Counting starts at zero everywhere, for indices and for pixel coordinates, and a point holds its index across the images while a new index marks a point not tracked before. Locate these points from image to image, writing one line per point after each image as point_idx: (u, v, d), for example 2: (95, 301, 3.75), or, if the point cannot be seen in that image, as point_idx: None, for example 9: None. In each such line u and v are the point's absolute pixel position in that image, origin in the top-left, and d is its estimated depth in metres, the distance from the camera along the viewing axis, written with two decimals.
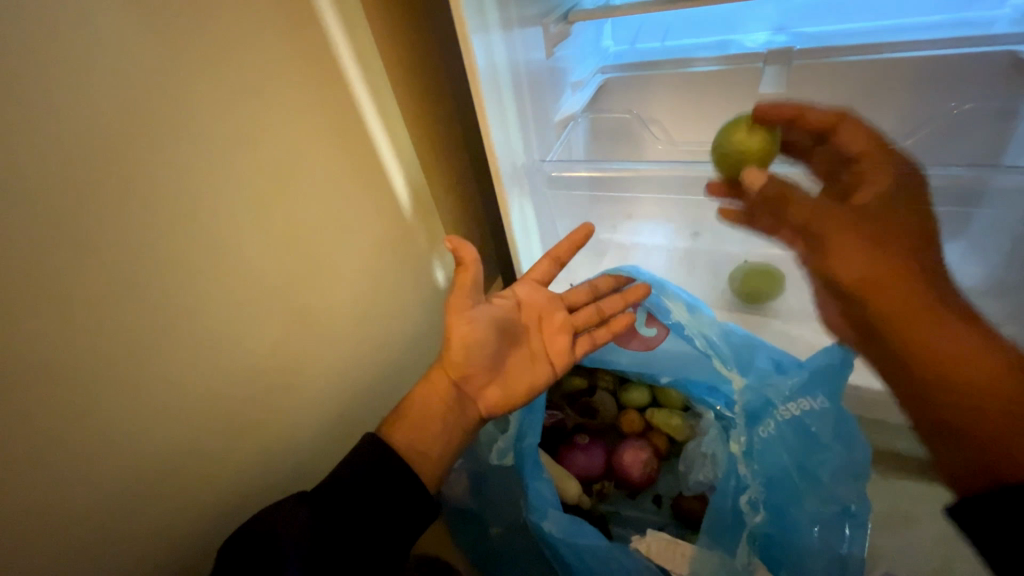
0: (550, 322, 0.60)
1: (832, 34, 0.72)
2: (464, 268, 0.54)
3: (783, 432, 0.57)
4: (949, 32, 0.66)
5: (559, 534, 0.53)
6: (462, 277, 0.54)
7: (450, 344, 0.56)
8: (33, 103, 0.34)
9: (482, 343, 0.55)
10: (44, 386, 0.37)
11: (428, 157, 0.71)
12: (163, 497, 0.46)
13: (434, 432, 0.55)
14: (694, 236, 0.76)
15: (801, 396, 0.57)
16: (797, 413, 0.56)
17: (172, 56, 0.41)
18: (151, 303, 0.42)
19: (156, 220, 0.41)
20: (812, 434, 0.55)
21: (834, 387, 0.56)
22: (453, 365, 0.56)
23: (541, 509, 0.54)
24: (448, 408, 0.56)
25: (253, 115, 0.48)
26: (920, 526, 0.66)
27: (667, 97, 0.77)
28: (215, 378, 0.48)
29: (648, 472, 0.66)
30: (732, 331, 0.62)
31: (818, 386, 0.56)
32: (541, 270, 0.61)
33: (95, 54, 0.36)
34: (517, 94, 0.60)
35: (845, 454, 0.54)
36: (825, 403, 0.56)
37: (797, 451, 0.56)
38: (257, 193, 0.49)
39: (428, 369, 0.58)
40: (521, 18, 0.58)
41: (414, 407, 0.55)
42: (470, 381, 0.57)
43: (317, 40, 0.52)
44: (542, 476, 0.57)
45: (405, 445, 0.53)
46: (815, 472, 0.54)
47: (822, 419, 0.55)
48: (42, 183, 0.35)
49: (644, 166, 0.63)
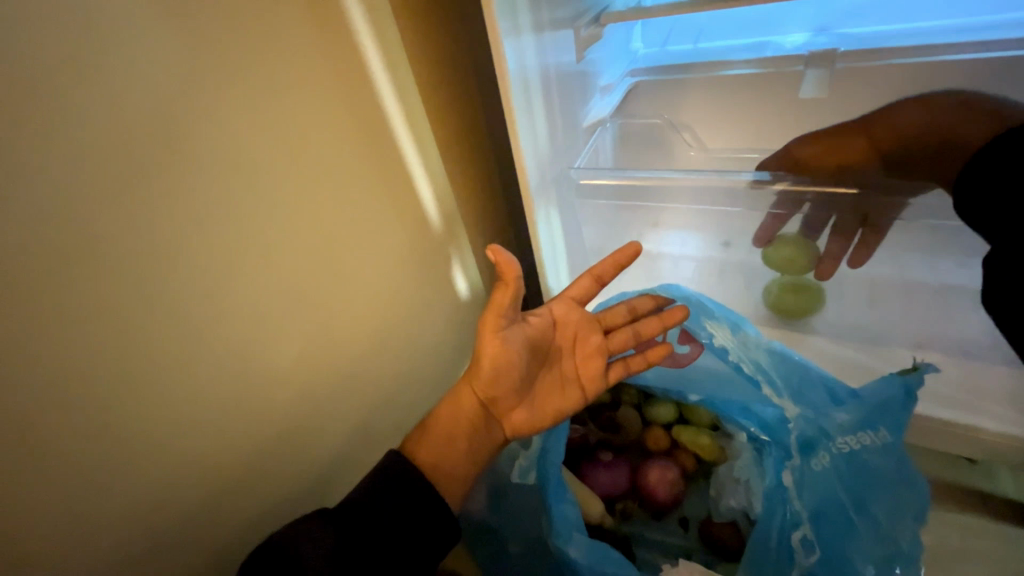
0: (584, 344, 0.58)
1: (878, 37, 0.68)
2: (505, 286, 0.50)
3: (839, 466, 0.53)
4: (1011, 36, 0.60)
5: (586, 561, 0.51)
6: (501, 297, 0.50)
7: (477, 360, 0.54)
8: (66, 112, 0.34)
9: (510, 363, 0.53)
10: (63, 382, 0.37)
11: (455, 161, 0.69)
12: (185, 500, 0.47)
13: (459, 448, 0.54)
14: (725, 246, 0.69)
15: (862, 429, 0.54)
16: (855, 447, 0.53)
17: (203, 64, 0.41)
18: (173, 309, 0.42)
19: (181, 227, 0.42)
20: (871, 470, 0.53)
21: (898, 422, 0.53)
22: (479, 382, 0.54)
23: (563, 533, 0.53)
24: (472, 426, 0.55)
25: (281, 122, 0.47)
26: (969, 564, 0.61)
27: (700, 102, 0.74)
28: (235, 385, 0.48)
29: (674, 493, 0.63)
30: (782, 353, 0.59)
31: (880, 420, 0.53)
32: (580, 288, 0.58)
33: (127, 63, 0.37)
34: (546, 101, 0.58)
35: (903, 493, 0.52)
36: (887, 437, 0.53)
37: (854, 487, 0.52)
38: (284, 200, 0.49)
39: (455, 385, 0.56)
40: (553, 21, 0.56)
41: (439, 422, 0.54)
42: (497, 403, 0.55)
43: (346, 43, 0.52)
44: (566, 497, 0.55)
45: (429, 461, 0.52)
46: (872, 511, 0.51)
47: (883, 454, 0.52)
48: (74, 189, 0.35)
49: (673, 174, 0.60)
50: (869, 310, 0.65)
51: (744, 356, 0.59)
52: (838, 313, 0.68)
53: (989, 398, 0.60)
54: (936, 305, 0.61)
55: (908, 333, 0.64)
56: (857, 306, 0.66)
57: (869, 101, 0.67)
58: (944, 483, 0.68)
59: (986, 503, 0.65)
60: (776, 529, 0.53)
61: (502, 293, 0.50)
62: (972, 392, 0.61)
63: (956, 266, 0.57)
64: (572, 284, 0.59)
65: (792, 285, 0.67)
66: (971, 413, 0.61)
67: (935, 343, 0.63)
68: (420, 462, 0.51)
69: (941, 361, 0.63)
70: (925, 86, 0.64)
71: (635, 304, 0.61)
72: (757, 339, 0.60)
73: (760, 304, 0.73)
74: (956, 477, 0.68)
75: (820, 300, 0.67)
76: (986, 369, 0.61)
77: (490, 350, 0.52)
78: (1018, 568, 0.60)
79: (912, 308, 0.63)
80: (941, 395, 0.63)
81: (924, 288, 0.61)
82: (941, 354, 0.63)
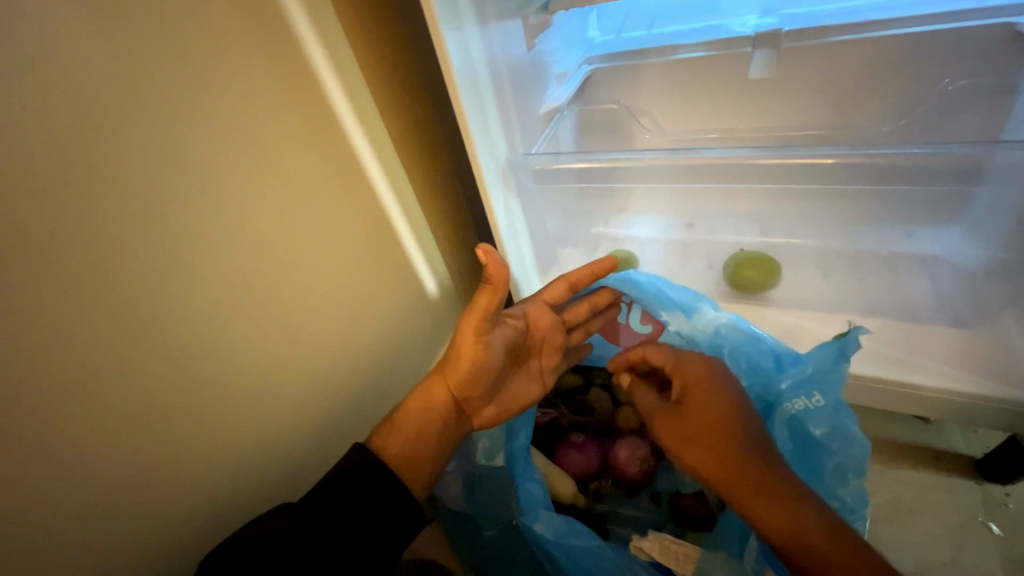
0: (551, 344, 0.61)
1: (821, 15, 0.70)
2: (492, 291, 0.47)
3: (787, 431, 0.56)
4: (943, 8, 0.64)
5: (552, 536, 0.53)
6: (484, 301, 0.49)
7: (454, 360, 0.55)
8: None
9: (489, 368, 0.54)
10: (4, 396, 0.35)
11: (412, 156, 0.69)
12: (140, 509, 0.46)
13: (429, 443, 0.54)
14: (689, 227, 0.76)
15: (797, 394, 0.55)
16: (792, 412, 0.55)
17: (131, 59, 0.39)
18: (119, 318, 0.41)
19: (121, 234, 0.40)
20: (810, 434, 0.54)
21: (830, 384, 0.53)
22: (455, 381, 0.55)
23: (531, 510, 0.55)
24: (443, 421, 0.56)
25: (222, 119, 0.46)
26: (923, 518, 0.64)
27: (654, 88, 0.76)
28: (189, 389, 0.47)
29: (644, 469, 0.64)
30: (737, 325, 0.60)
31: (814, 385, 0.54)
32: (556, 292, 0.59)
33: (47, 57, 0.35)
34: (497, 92, 0.59)
35: (840, 453, 0.52)
36: (820, 401, 0.53)
37: (798, 449, 0.55)
38: (230, 199, 0.48)
39: (427, 380, 0.56)
40: (497, 12, 0.56)
41: (411, 417, 0.54)
42: (469, 400, 0.57)
43: (289, 39, 0.51)
44: (533, 476, 0.58)
45: (399, 456, 0.52)
46: (817, 466, 0.54)
47: (817, 416, 0.53)
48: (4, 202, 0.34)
49: (633, 155, 0.61)
50: (823, 280, 0.69)
51: (694, 337, 0.63)
52: (796, 285, 0.70)
53: (935, 358, 0.61)
54: (886, 273, 0.66)
55: (861, 300, 0.66)
56: (813, 279, 0.69)
57: (818, 75, 0.69)
58: (900, 443, 0.70)
59: (939, 458, 0.68)
60: None
61: (486, 297, 0.48)
62: (922, 352, 0.61)
63: (904, 234, 0.65)
64: (547, 286, 0.60)
65: (749, 259, 0.69)
66: (922, 373, 0.60)
67: (884, 309, 0.65)
68: (387, 457, 0.51)
69: (890, 323, 0.64)
70: (866, 62, 0.66)
71: (596, 302, 0.63)
72: (715, 317, 0.62)
73: (721, 281, 0.73)
74: (911, 436, 0.71)
75: (777, 276, 0.69)
76: (934, 330, 0.62)
77: (467, 354, 0.53)
78: (969, 518, 0.63)
79: (862, 279, 0.67)
80: (902, 360, 0.62)
81: (873, 258, 0.67)
82: (891, 317, 0.64)
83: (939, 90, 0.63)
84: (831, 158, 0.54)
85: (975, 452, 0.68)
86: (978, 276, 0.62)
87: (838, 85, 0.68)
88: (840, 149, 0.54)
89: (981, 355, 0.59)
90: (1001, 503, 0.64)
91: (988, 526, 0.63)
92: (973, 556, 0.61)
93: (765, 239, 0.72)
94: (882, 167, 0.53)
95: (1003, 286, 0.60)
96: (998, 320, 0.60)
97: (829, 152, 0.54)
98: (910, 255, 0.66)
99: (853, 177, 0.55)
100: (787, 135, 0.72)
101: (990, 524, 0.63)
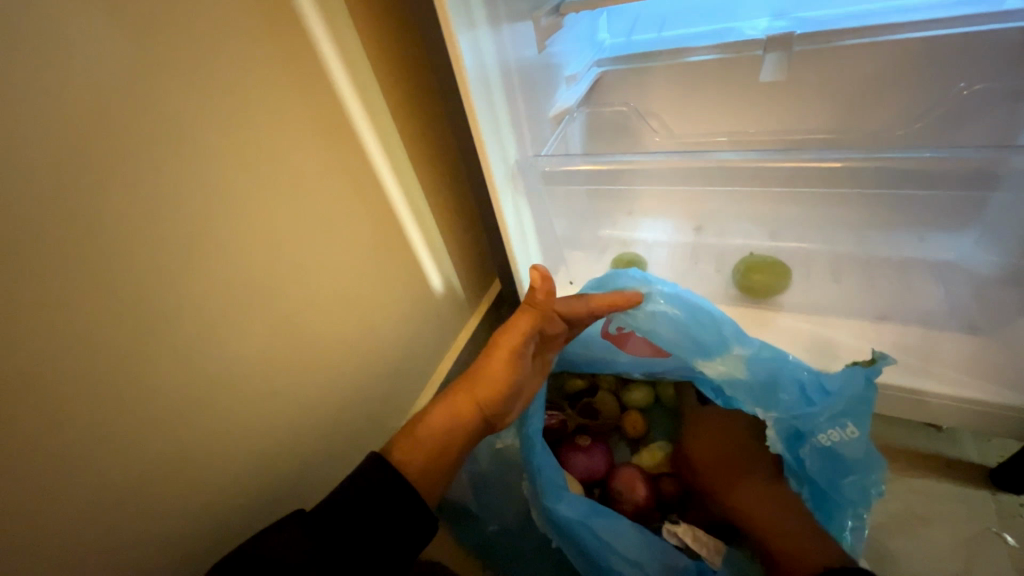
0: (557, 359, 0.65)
1: (835, 18, 0.69)
2: (532, 311, 0.55)
3: (816, 459, 0.55)
4: (962, 9, 0.62)
5: (575, 516, 0.53)
6: (525, 319, 0.56)
7: (484, 376, 0.56)
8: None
9: (516, 382, 0.57)
10: (18, 392, 0.36)
11: (422, 158, 0.69)
12: (153, 506, 0.46)
13: (453, 455, 0.54)
14: (697, 231, 0.75)
15: (832, 426, 0.54)
16: (827, 442, 0.54)
17: (145, 57, 0.40)
18: (134, 318, 0.42)
19: (137, 234, 0.41)
20: (845, 461, 0.54)
21: (862, 413, 0.53)
22: (481, 396, 0.56)
23: (552, 492, 0.55)
24: (468, 434, 0.56)
25: (236, 119, 0.46)
26: (936, 528, 0.63)
27: (664, 90, 0.76)
28: (200, 387, 0.48)
29: (650, 485, 0.63)
30: (769, 357, 0.58)
31: (849, 415, 0.54)
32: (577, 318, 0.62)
33: (67, 61, 0.36)
34: (507, 94, 0.59)
35: (863, 475, 0.54)
36: (855, 432, 0.53)
37: (826, 476, 0.55)
38: (241, 199, 0.48)
39: (452, 394, 0.56)
40: (509, 14, 0.56)
41: (435, 431, 0.54)
42: (493, 413, 0.57)
43: (302, 39, 0.51)
44: (551, 457, 0.57)
45: (421, 470, 0.51)
46: (844, 490, 0.55)
47: (852, 448, 0.54)
48: (27, 205, 0.35)
49: (642, 158, 0.60)
50: (834, 285, 0.68)
51: (720, 376, 0.59)
52: (806, 290, 0.70)
53: (948, 366, 0.60)
54: (896, 280, 0.66)
55: (870, 306, 0.66)
56: (823, 282, 0.69)
57: (829, 78, 0.68)
58: (911, 451, 0.69)
59: (951, 467, 0.67)
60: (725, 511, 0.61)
61: (528, 318, 0.55)
62: (933, 360, 0.61)
63: (916, 240, 0.63)
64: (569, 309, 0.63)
65: (760, 263, 0.68)
66: (937, 382, 0.60)
67: (896, 315, 0.64)
68: (411, 472, 0.51)
69: (905, 331, 0.63)
70: (882, 66, 0.65)
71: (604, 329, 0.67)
72: (740, 351, 0.59)
73: (729, 285, 0.73)
74: (923, 444, 0.70)
75: (788, 279, 0.69)
76: (944, 338, 0.62)
77: (501, 369, 0.56)
78: (982, 527, 0.63)
79: (873, 283, 0.67)
80: (910, 366, 0.62)
81: (884, 262, 0.66)
82: (903, 324, 0.64)
83: (954, 94, 0.63)
84: (841, 162, 0.54)
85: (990, 461, 0.67)
86: (992, 284, 0.60)
87: (850, 89, 0.68)
88: (848, 152, 0.54)
89: (995, 362, 0.59)
90: (1016, 514, 0.63)
91: (1003, 537, 0.62)
92: (985, 565, 0.60)
93: (774, 243, 0.71)
94: (894, 171, 0.52)
95: (1014, 295, 0.57)
96: (1012, 328, 0.59)
97: (833, 156, 0.54)
98: (921, 261, 0.65)
99: (868, 182, 0.54)
100: (796, 139, 0.73)
101: (1004, 535, 0.62)
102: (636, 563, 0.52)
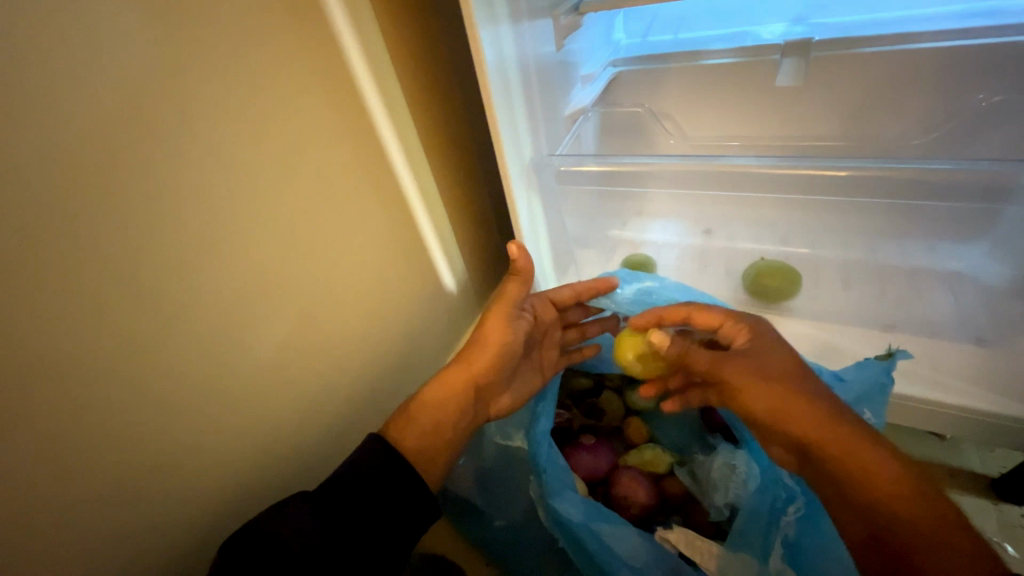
0: (550, 339, 0.66)
1: (853, 26, 0.69)
2: (517, 280, 0.58)
3: None
4: (978, 21, 0.62)
5: (581, 518, 0.54)
6: (513, 290, 0.59)
7: (477, 348, 0.58)
8: (14, 92, 0.32)
9: (507, 352, 0.59)
10: (41, 380, 0.37)
11: (438, 152, 0.69)
12: (172, 489, 0.47)
13: (445, 431, 0.55)
14: (706, 233, 0.76)
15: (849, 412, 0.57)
16: None
17: (170, 45, 0.40)
18: (156, 306, 0.42)
19: (160, 224, 0.41)
20: None
21: (878, 401, 0.56)
22: (474, 368, 0.58)
23: (557, 493, 0.55)
24: (460, 408, 0.57)
25: (256, 108, 0.47)
26: None
27: (680, 91, 0.75)
28: (218, 377, 0.49)
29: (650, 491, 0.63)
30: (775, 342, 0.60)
31: (863, 402, 0.57)
32: (560, 294, 0.65)
33: (98, 49, 0.36)
34: (526, 90, 0.59)
35: None
36: (871, 417, 0.57)
37: None
38: (260, 189, 0.49)
39: (442, 372, 0.57)
40: (530, 10, 0.56)
41: (428, 408, 0.55)
42: (485, 387, 0.59)
43: (325, 31, 0.51)
44: (558, 461, 0.57)
45: (413, 449, 0.52)
46: None
47: None
48: (57, 192, 0.35)
49: (653, 161, 0.61)
50: (843, 293, 0.68)
51: None
52: (815, 296, 0.69)
53: (954, 376, 0.60)
54: (907, 289, 0.66)
55: (879, 314, 0.66)
56: (833, 290, 0.69)
57: (846, 86, 0.68)
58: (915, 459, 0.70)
59: (955, 476, 0.68)
60: (767, 503, 0.57)
61: (516, 287, 0.59)
62: (941, 370, 0.61)
63: (926, 248, 0.65)
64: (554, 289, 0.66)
65: (770, 269, 0.69)
66: (939, 390, 0.60)
67: (904, 325, 0.64)
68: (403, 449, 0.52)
69: (910, 342, 0.63)
70: (900, 75, 0.65)
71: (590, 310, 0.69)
72: None
73: (738, 289, 0.72)
74: (927, 453, 0.70)
75: (798, 287, 0.69)
76: (952, 350, 0.61)
77: (493, 337, 0.58)
78: (986, 537, 0.63)
79: (883, 292, 0.67)
80: (916, 375, 0.62)
81: (894, 270, 0.67)
82: (911, 335, 0.63)
83: (972, 106, 0.63)
84: (843, 171, 0.54)
85: (993, 472, 0.68)
86: (1001, 295, 0.60)
87: (865, 97, 0.68)
88: (856, 161, 0.54)
89: (1005, 376, 0.58)
90: (1017, 525, 0.64)
91: (1004, 547, 0.62)
92: None
93: (780, 248, 0.73)
94: (909, 182, 0.52)
95: None
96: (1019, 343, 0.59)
97: (841, 164, 0.54)
98: (932, 270, 0.65)
99: (881, 191, 0.55)
100: (806, 146, 0.73)
101: (1005, 545, 0.63)
102: (636, 567, 0.53)
